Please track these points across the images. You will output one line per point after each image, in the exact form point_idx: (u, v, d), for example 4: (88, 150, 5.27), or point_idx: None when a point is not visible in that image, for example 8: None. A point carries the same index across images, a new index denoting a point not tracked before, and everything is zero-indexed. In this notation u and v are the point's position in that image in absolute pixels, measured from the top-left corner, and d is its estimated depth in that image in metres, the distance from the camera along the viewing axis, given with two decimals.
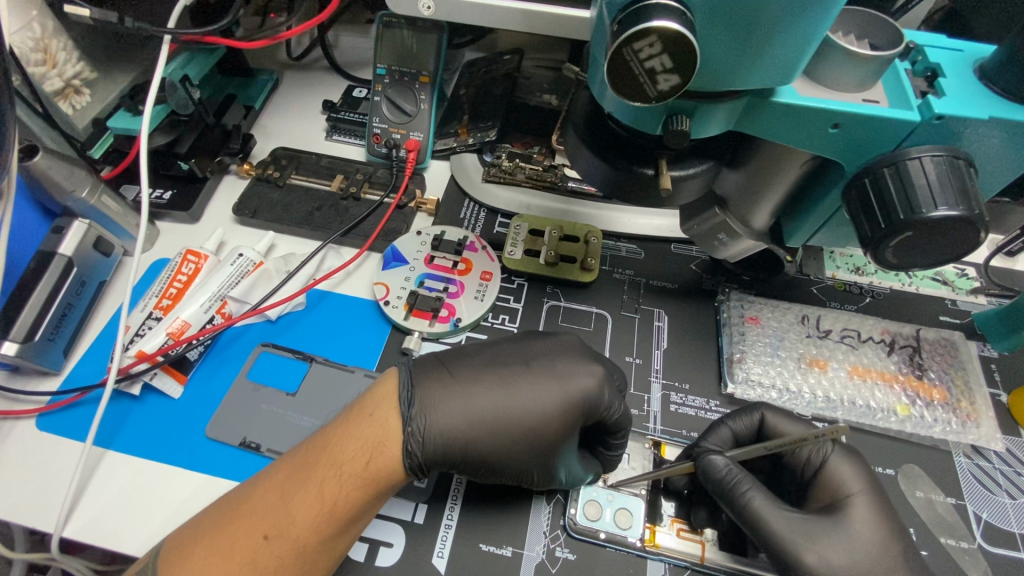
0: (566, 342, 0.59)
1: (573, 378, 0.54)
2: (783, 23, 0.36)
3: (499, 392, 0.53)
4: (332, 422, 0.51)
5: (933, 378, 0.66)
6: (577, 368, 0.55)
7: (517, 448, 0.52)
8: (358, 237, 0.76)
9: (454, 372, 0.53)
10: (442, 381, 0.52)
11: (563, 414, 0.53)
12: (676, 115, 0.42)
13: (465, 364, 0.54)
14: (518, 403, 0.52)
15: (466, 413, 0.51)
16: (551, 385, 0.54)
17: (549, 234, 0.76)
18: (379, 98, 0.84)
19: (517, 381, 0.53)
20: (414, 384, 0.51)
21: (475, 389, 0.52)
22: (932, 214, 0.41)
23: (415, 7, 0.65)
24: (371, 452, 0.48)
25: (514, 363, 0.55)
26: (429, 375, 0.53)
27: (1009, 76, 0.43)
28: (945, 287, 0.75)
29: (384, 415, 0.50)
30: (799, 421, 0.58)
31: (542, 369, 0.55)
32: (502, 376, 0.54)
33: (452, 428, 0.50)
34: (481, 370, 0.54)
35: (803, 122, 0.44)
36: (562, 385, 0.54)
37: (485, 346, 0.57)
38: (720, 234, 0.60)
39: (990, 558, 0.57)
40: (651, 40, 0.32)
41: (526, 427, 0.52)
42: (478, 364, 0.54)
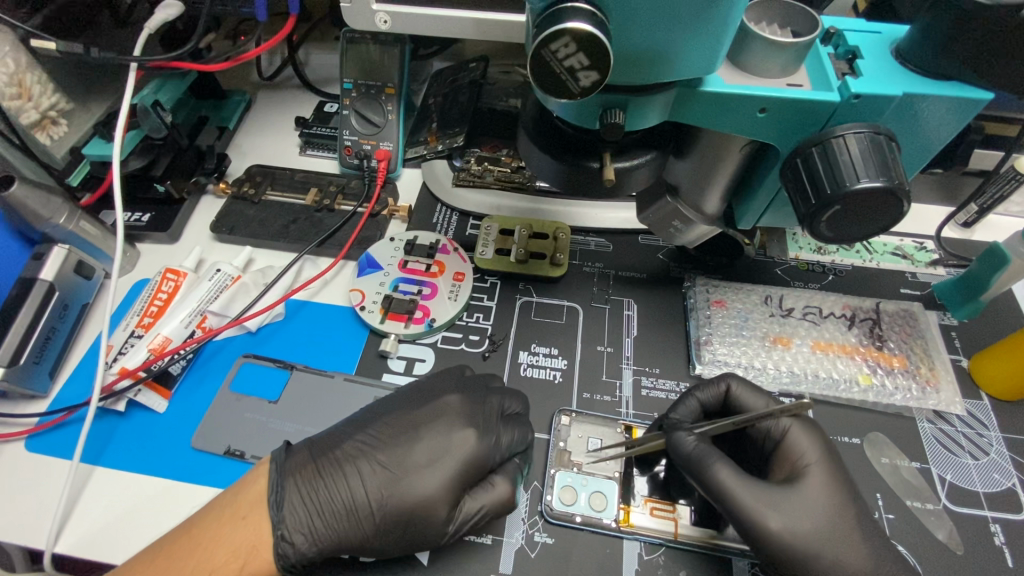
0: (443, 409, 0.59)
1: (443, 451, 0.56)
2: (697, 15, 0.38)
3: (366, 482, 0.55)
4: (199, 514, 0.54)
5: (893, 347, 0.68)
6: (446, 440, 0.57)
7: (396, 530, 0.54)
8: (333, 246, 0.78)
9: (324, 467, 0.56)
10: (311, 476, 0.56)
11: (435, 491, 0.54)
12: (610, 109, 0.45)
13: (337, 456, 0.57)
14: (387, 489, 0.55)
15: (334, 510, 0.54)
16: (420, 466, 0.55)
17: (519, 233, 0.79)
18: (347, 112, 0.86)
19: (387, 463, 0.56)
20: (282, 485, 0.55)
21: (343, 482, 0.55)
22: (857, 186, 0.43)
23: (373, 21, 0.68)
24: (245, 555, 0.52)
25: (385, 444, 0.57)
26: (301, 469, 0.56)
27: (920, 54, 0.45)
28: (904, 261, 0.78)
29: (254, 516, 0.53)
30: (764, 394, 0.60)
31: (412, 445, 0.56)
32: (372, 464, 0.56)
33: (319, 525, 0.54)
34: (350, 460, 0.56)
35: (731, 108, 0.46)
36: (430, 464, 0.55)
37: (356, 426, 0.59)
38: (674, 222, 0.62)
39: (955, 517, 0.59)
40: (566, 40, 0.35)
41: (397, 511, 0.54)
42: (348, 454, 0.57)
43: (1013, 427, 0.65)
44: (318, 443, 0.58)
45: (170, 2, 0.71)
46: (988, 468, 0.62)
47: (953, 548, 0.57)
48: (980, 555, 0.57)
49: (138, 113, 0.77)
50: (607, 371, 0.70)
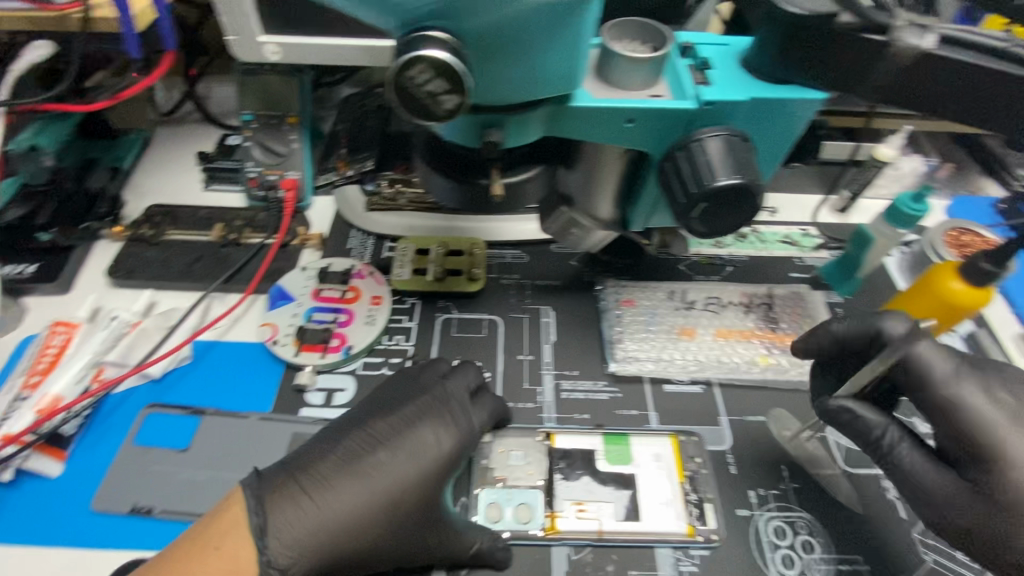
0: (420, 407, 0.58)
1: (426, 449, 0.55)
2: (550, 37, 0.41)
3: (354, 495, 0.52)
4: (169, 553, 0.47)
5: (786, 328, 0.73)
6: (428, 437, 0.56)
7: (387, 537, 0.53)
8: (241, 281, 0.76)
9: (308, 485, 0.51)
10: (295, 495, 0.50)
11: (422, 486, 0.54)
12: (487, 128, 0.47)
13: (318, 472, 0.52)
14: (371, 500, 0.52)
15: (323, 530, 0.50)
16: (406, 464, 0.54)
17: (434, 252, 0.80)
18: (250, 143, 0.82)
19: (372, 471, 0.53)
20: (263, 509, 0.49)
21: (327, 499, 0.51)
22: (713, 184, 0.48)
23: (262, 52, 0.67)
24: None
25: (365, 451, 0.54)
26: (281, 493, 0.50)
27: (762, 63, 0.50)
28: (793, 248, 0.85)
29: (235, 549, 0.47)
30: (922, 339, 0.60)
31: (395, 447, 0.55)
32: (352, 479, 0.52)
33: (308, 550, 0.49)
34: (334, 473, 0.52)
35: (601, 120, 0.50)
36: (416, 462, 0.55)
37: (332, 437, 0.55)
38: (573, 229, 0.65)
39: (850, 478, 0.64)
40: (421, 67, 0.36)
41: (388, 514, 0.53)
42: (329, 467, 0.53)
43: None
44: (296, 464, 0.53)
45: (40, 43, 0.68)
46: None
47: (852, 507, 0.62)
48: (877, 510, 0.62)
49: (14, 158, 0.77)
50: (528, 379, 0.71)
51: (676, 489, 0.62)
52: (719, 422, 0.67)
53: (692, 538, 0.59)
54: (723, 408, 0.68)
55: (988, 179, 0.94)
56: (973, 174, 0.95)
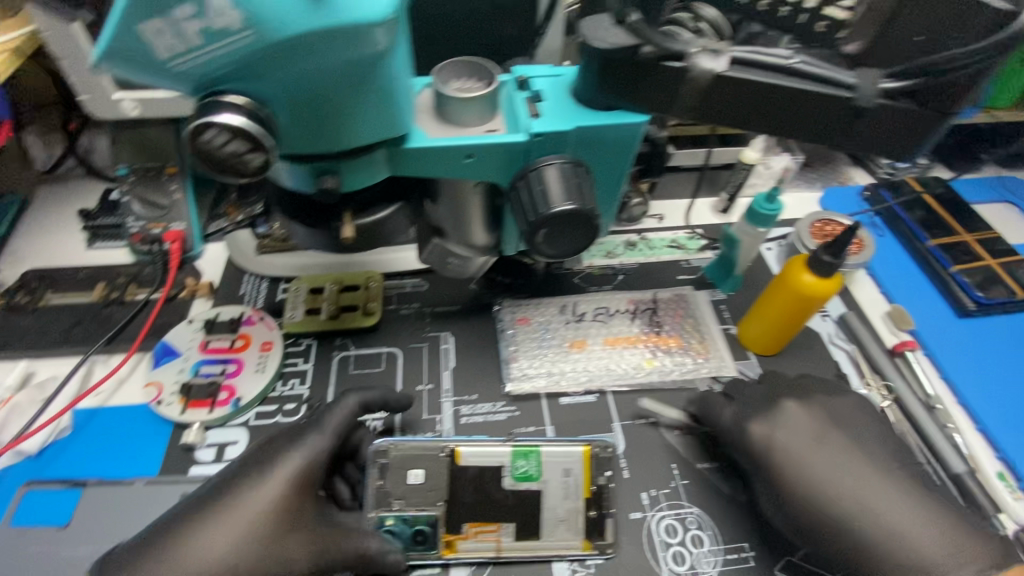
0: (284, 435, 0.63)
1: (283, 469, 0.60)
2: (358, 88, 0.42)
3: (218, 533, 0.56)
4: None
5: (669, 330, 0.77)
6: (286, 458, 0.61)
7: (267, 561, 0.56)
8: (124, 341, 0.74)
9: (170, 535, 0.55)
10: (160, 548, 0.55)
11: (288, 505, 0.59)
12: (322, 175, 0.48)
13: (179, 523, 0.56)
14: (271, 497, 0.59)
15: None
16: (267, 487, 0.59)
17: (327, 290, 0.79)
18: (127, 197, 0.74)
19: (236, 504, 0.58)
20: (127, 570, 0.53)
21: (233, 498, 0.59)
22: (549, 212, 0.50)
23: (118, 108, 0.66)
24: None
25: (226, 491, 0.59)
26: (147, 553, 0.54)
27: (586, 92, 0.52)
28: (680, 251, 0.89)
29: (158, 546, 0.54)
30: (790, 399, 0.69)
31: (256, 477, 0.59)
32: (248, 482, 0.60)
33: None
34: (197, 519, 0.56)
35: (440, 157, 0.51)
36: (275, 482, 0.59)
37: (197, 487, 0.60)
38: (449, 258, 0.66)
39: (736, 469, 0.67)
40: (213, 130, 0.37)
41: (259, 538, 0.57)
42: (190, 515, 0.57)
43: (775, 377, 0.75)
44: (198, 495, 0.59)
45: None
46: None
47: (737, 496, 0.65)
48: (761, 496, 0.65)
49: None
50: (427, 408, 0.72)
51: (580, 505, 0.61)
52: (612, 429, 0.70)
53: (587, 551, 0.60)
54: (615, 415, 0.71)
55: (855, 168, 1.02)
56: (841, 165, 1.02)
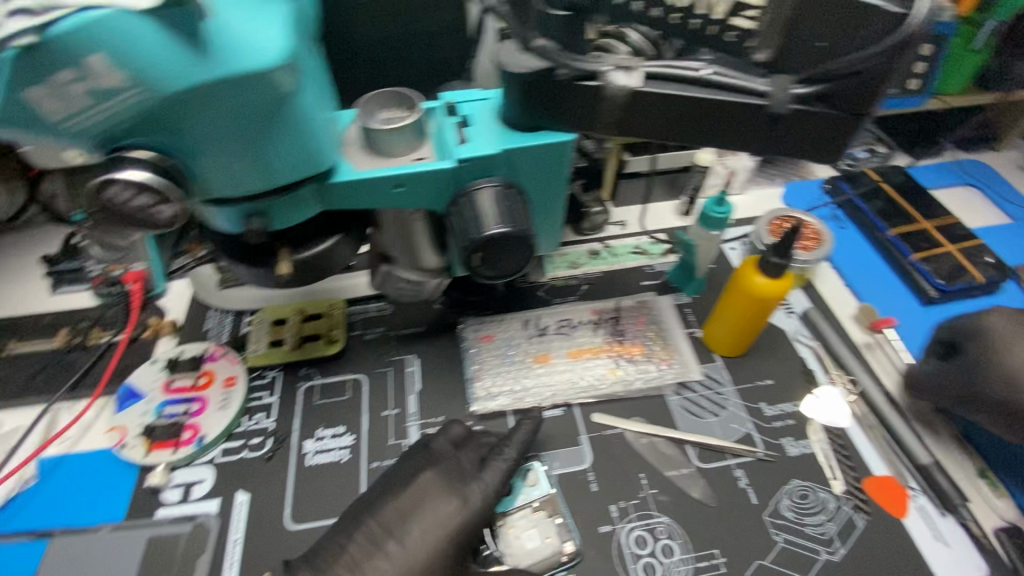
0: (423, 487, 0.61)
1: (430, 514, 0.59)
2: (274, 123, 0.42)
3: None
4: None
5: (633, 338, 0.77)
6: (437, 501, 0.60)
7: None
8: (90, 385, 0.75)
9: None
10: None
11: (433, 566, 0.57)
12: (250, 216, 0.48)
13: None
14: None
15: None
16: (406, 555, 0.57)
17: (290, 320, 0.80)
18: (88, 243, 0.84)
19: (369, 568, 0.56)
20: None
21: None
22: (484, 235, 0.50)
23: (58, 155, 0.66)
24: None
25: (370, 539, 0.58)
26: None
27: (512, 115, 0.52)
28: (643, 256, 0.88)
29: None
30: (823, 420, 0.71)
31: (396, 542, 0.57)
32: (375, 563, 0.56)
33: None
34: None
35: (370, 190, 0.51)
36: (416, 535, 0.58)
37: (344, 533, 0.58)
38: (401, 284, 0.66)
39: (706, 474, 0.67)
40: (121, 185, 0.38)
41: None
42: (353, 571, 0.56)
43: (742, 378, 0.75)
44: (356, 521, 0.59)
45: None
46: (727, 420, 0.71)
47: (706, 501, 0.65)
48: (729, 500, 0.65)
49: None
50: (392, 435, 0.72)
51: None
52: (580, 442, 0.69)
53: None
54: (582, 428, 0.70)
55: (815, 161, 1.02)
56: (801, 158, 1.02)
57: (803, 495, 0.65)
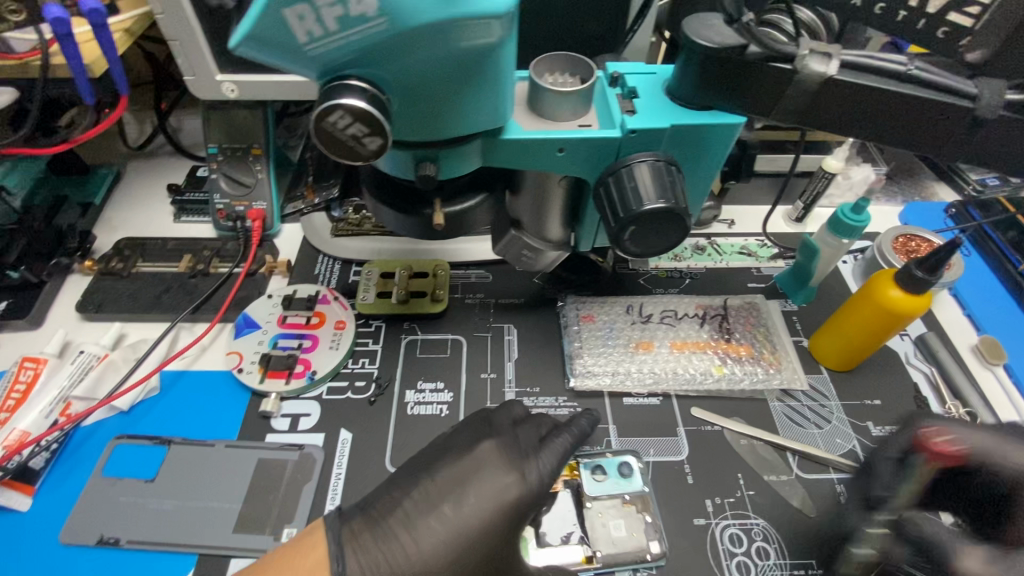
0: (483, 454, 0.59)
1: (494, 487, 0.57)
2: (479, 69, 0.42)
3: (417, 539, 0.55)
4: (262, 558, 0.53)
5: (739, 338, 0.76)
6: (497, 476, 0.58)
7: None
8: (209, 310, 0.78)
9: (381, 533, 0.55)
10: (370, 545, 0.55)
11: (502, 521, 0.57)
12: (422, 162, 0.49)
13: (392, 520, 0.56)
14: (478, 548, 0.56)
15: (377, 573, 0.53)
16: (471, 508, 0.56)
17: (398, 275, 0.82)
18: (216, 176, 0.86)
19: (438, 511, 0.56)
20: (342, 545, 0.54)
21: (411, 552, 0.54)
22: (641, 209, 0.49)
23: (219, 89, 0.69)
24: None
25: (435, 492, 0.57)
26: (360, 535, 0.55)
27: (684, 91, 0.51)
28: (750, 258, 0.86)
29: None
30: None
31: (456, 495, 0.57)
32: (428, 523, 0.56)
33: None
34: (398, 514, 0.56)
35: (534, 150, 0.52)
36: (485, 499, 0.57)
37: (402, 486, 0.58)
38: (525, 251, 0.67)
39: (807, 485, 0.65)
40: (340, 113, 0.39)
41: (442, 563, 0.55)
42: (408, 515, 0.56)
43: (849, 395, 0.73)
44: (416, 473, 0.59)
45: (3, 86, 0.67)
46: (831, 434, 0.69)
47: (806, 512, 0.63)
48: (830, 513, 0.63)
49: None
50: (489, 399, 0.73)
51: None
52: (677, 433, 0.69)
53: (585, 565, 0.60)
54: (680, 420, 0.70)
55: (940, 183, 0.97)
56: (925, 179, 0.97)
57: None
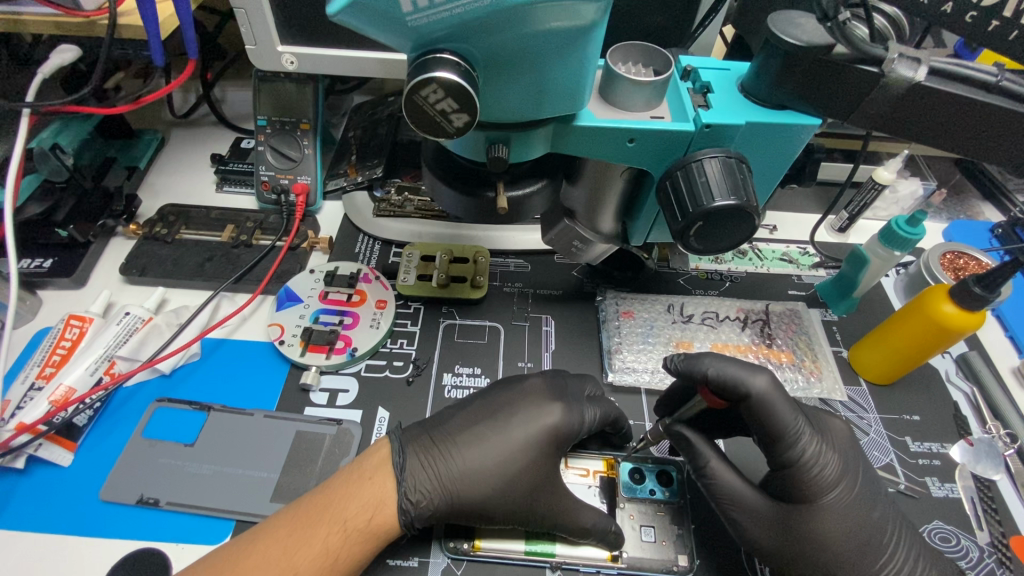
0: (530, 386, 0.64)
1: (536, 417, 0.61)
2: (570, 52, 0.42)
3: (474, 449, 0.59)
4: (330, 481, 0.58)
5: (780, 344, 0.76)
6: (541, 409, 0.61)
7: (499, 494, 0.58)
8: (250, 281, 0.79)
9: (438, 438, 0.60)
10: (429, 447, 0.60)
11: (540, 449, 0.60)
12: (494, 143, 0.48)
13: (447, 429, 0.61)
14: (525, 457, 0.59)
15: (437, 477, 0.57)
16: (519, 428, 0.60)
17: (439, 259, 0.81)
18: (263, 148, 0.86)
19: (488, 435, 0.60)
20: (404, 449, 0.59)
21: (461, 453, 0.59)
22: (711, 205, 0.49)
23: (279, 61, 0.68)
24: (372, 509, 0.55)
25: (484, 417, 0.62)
26: (418, 441, 0.60)
27: (761, 89, 0.51)
28: (791, 265, 0.85)
29: (382, 477, 0.57)
30: (972, 464, 0.68)
31: (507, 418, 0.61)
32: (470, 437, 0.60)
33: (437, 489, 0.57)
34: (459, 431, 0.61)
35: (604, 139, 0.52)
36: (530, 425, 0.60)
37: (455, 407, 0.64)
38: (575, 242, 0.67)
39: None
40: (434, 87, 0.39)
41: (497, 471, 0.58)
42: (458, 426, 0.61)
43: (889, 409, 0.72)
44: (479, 406, 0.63)
45: (65, 47, 0.69)
46: (869, 446, 0.69)
47: None
48: None
49: (37, 156, 0.76)
50: None
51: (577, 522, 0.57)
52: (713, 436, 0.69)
53: (611, 563, 0.59)
54: None
55: (987, 204, 0.95)
56: (971, 198, 0.96)
57: (943, 538, 0.63)
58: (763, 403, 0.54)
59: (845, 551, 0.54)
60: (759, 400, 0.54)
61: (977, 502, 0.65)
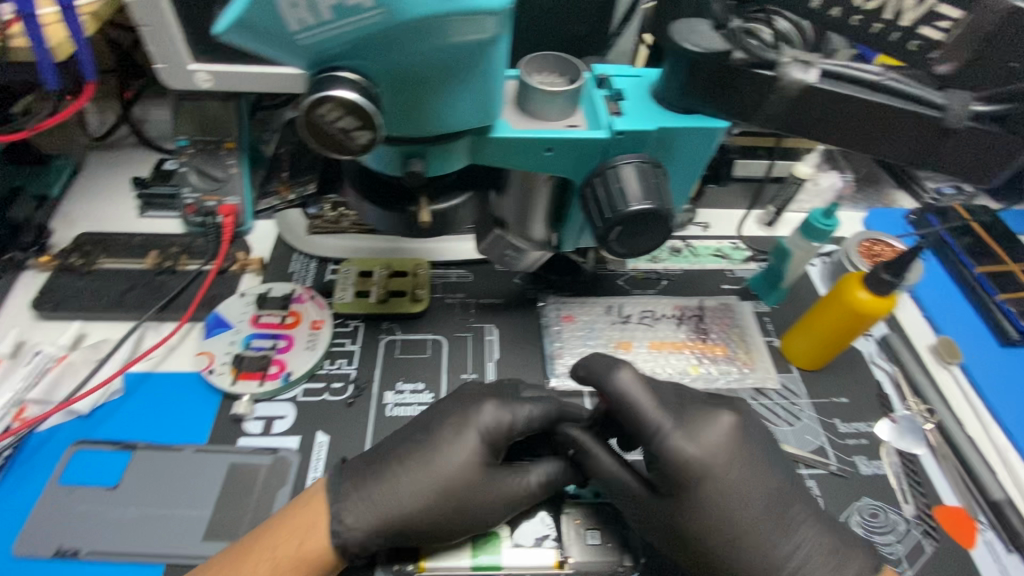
0: (465, 394, 0.64)
1: (472, 421, 0.60)
2: (472, 65, 0.42)
3: (411, 465, 0.58)
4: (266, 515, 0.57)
5: (715, 338, 0.78)
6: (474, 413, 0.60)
7: (436, 508, 0.56)
8: (177, 309, 0.75)
9: (372, 458, 0.60)
10: (364, 469, 0.59)
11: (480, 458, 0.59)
12: (410, 158, 0.48)
13: (384, 446, 0.61)
14: (461, 467, 0.58)
15: (368, 496, 0.57)
16: (455, 440, 0.59)
17: (378, 274, 0.81)
18: (185, 168, 0.79)
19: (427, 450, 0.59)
20: (340, 474, 0.59)
21: (394, 469, 0.58)
22: (629, 210, 0.50)
23: (193, 79, 0.63)
24: (303, 534, 0.54)
25: (418, 432, 0.61)
26: (354, 464, 0.60)
27: (669, 94, 0.53)
28: (724, 261, 0.88)
29: (315, 502, 0.57)
30: (897, 441, 0.71)
31: (442, 428, 0.60)
32: (408, 454, 0.59)
33: (373, 512, 0.56)
34: (394, 448, 0.60)
35: (521, 150, 0.52)
36: (469, 435, 0.59)
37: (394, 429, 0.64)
38: (508, 250, 0.65)
39: None
40: (330, 105, 0.39)
41: (434, 483, 0.57)
42: (392, 444, 0.61)
43: (819, 393, 0.75)
44: (418, 422, 0.62)
45: None
46: (801, 431, 0.72)
47: None
48: None
49: None
50: None
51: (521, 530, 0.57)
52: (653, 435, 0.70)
53: (557, 570, 0.59)
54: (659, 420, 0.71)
55: (901, 192, 1.02)
56: (886, 187, 1.02)
57: (874, 513, 0.66)
58: (619, 400, 0.57)
59: (717, 542, 0.55)
60: (616, 397, 0.58)
61: (903, 476, 0.69)
